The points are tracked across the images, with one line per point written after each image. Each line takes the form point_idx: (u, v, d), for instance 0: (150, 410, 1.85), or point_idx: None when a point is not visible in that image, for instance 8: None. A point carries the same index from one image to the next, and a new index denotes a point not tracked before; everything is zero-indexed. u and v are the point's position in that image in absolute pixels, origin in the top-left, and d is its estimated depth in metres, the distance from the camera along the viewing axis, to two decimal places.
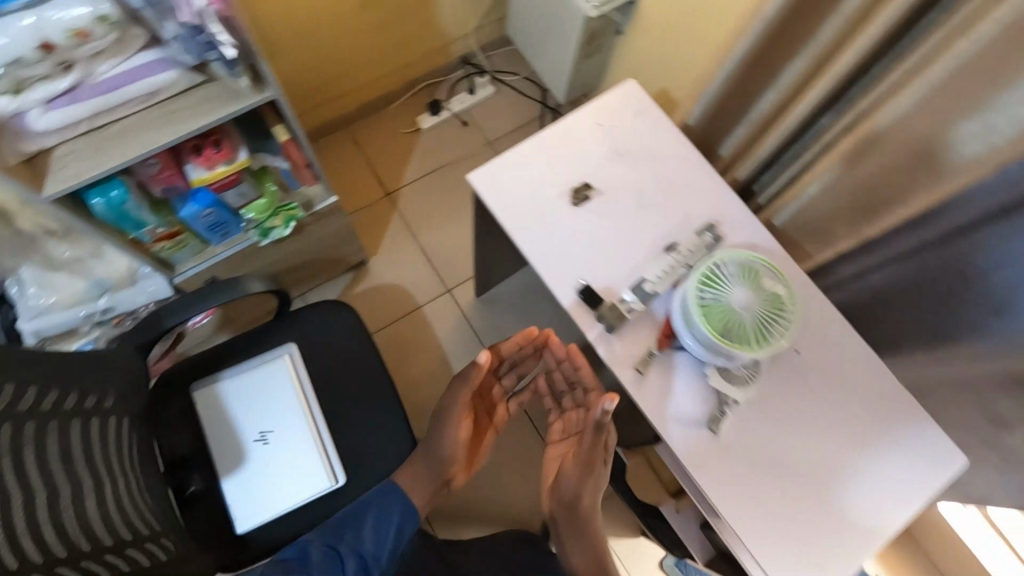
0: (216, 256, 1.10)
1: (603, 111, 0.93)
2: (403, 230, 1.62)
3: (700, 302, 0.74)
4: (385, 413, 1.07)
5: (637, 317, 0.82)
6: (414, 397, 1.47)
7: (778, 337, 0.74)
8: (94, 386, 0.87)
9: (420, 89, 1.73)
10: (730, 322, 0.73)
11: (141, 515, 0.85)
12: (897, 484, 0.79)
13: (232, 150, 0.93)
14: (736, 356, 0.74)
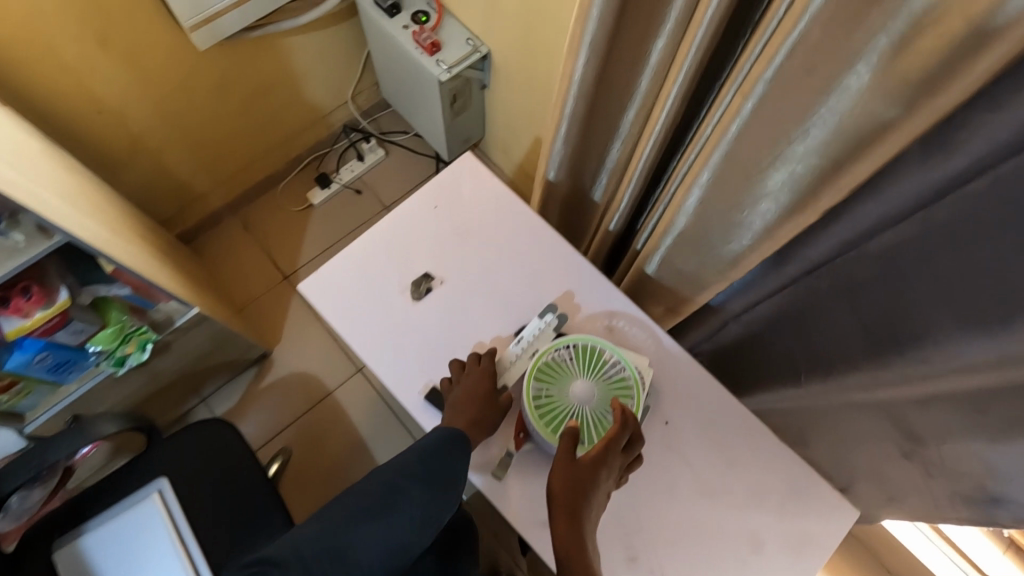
0: (72, 394, 1.03)
1: (439, 192, 0.89)
2: (307, 312, 1.56)
3: (537, 396, 0.69)
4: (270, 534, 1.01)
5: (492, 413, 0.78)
6: (335, 489, 1.40)
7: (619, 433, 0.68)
8: None
9: (307, 165, 1.68)
10: (568, 417, 0.69)
11: None
12: (786, 548, 0.75)
13: (49, 294, 0.86)
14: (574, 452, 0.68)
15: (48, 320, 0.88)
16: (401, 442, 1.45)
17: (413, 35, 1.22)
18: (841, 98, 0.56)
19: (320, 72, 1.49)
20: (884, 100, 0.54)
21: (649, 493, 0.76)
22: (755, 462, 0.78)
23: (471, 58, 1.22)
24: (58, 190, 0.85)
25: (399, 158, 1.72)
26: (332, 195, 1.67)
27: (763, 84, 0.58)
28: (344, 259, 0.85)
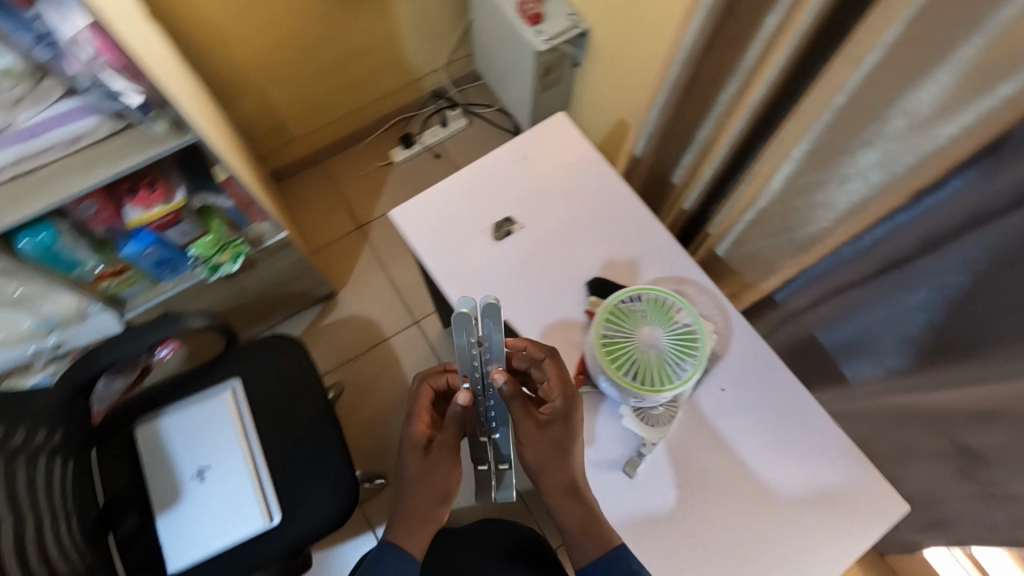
0: (167, 292, 1.13)
1: (531, 144, 0.93)
2: (374, 261, 1.64)
3: (604, 337, 0.72)
4: (321, 447, 1.06)
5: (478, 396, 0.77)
6: (379, 431, 1.47)
7: (682, 379, 0.70)
8: (26, 422, 0.88)
9: (393, 124, 1.76)
10: (633, 361, 0.71)
11: (64, 551, 0.85)
12: (829, 522, 0.75)
13: (167, 191, 0.96)
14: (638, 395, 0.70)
15: (163, 215, 0.98)
16: None
17: (518, 4, 1.28)
18: (953, 73, 0.56)
19: (422, 37, 1.56)
20: (999, 75, 0.53)
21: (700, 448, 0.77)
22: (807, 436, 0.78)
23: (570, 33, 1.26)
24: (190, 99, 0.94)
25: (480, 130, 1.78)
26: (412, 155, 1.74)
27: (876, 53, 0.59)
28: (433, 192, 0.90)
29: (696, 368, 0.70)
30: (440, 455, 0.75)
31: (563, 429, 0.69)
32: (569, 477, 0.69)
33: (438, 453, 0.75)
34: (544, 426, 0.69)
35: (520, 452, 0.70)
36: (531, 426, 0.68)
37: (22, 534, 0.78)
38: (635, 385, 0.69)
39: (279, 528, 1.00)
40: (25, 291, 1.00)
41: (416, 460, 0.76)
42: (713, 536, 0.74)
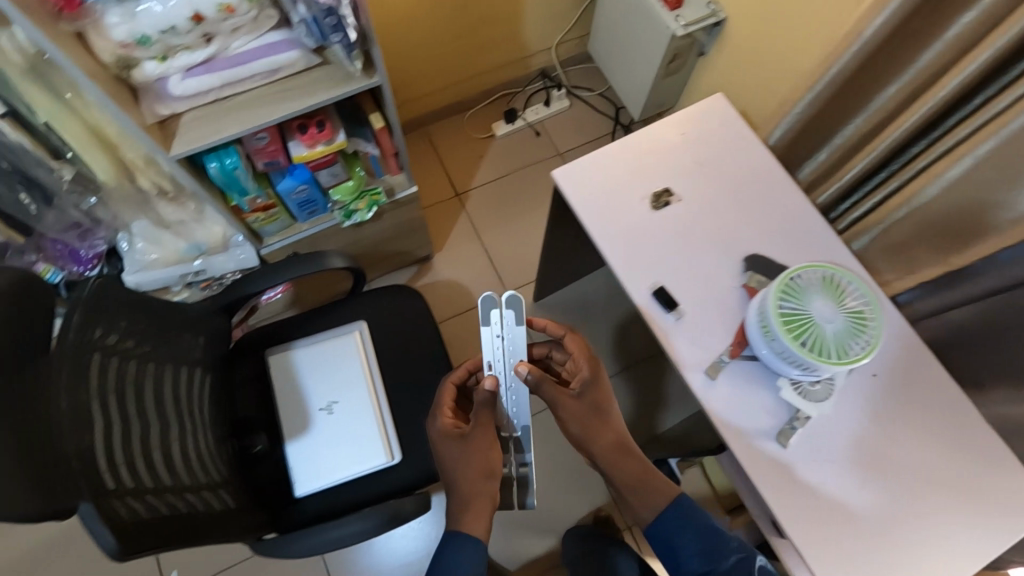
0: (302, 233, 1.17)
1: (690, 121, 0.95)
2: (469, 229, 1.67)
3: (781, 308, 0.73)
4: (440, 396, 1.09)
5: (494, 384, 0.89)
6: None
7: (860, 354, 0.71)
8: (180, 336, 0.92)
9: (497, 98, 1.78)
10: (811, 333, 0.72)
11: (207, 461, 0.89)
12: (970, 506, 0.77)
13: (332, 132, 0.99)
14: (812, 366, 0.72)
15: (323, 155, 1.02)
16: None
17: None
18: None
19: (543, 13, 1.58)
20: None
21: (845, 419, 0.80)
22: (949, 423, 0.80)
23: (708, 21, 1.27)
24: None
25: (581, 112, 1.80)
26: (513, 130, 1.77)
27: None
28: (594, 157, 0.93)
29: (874, 345, 0.72)
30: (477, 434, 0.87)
31: (597, 399, 0.88)
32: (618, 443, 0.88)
33: (474, 436, 0.86)
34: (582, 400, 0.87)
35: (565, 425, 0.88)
36: (573, 401, 0.86)
37: (168, 441, 0.82)
38: (815, 357, 0.71)
39: (399, 467, 1.04)
40: (183, 213, 1.04)
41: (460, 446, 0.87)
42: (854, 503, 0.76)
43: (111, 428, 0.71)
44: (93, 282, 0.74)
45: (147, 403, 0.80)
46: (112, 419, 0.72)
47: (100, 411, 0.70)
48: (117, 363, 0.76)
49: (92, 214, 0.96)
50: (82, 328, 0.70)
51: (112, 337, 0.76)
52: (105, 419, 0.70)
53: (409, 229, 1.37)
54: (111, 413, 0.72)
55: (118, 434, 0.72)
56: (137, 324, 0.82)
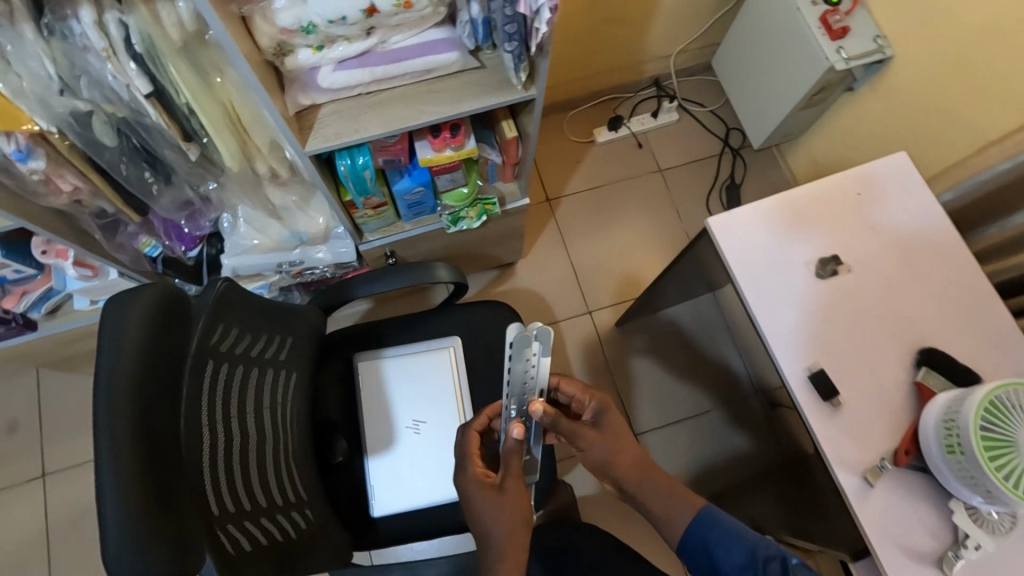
0: (404, 232, 1.09)
1: (867, 181, 0.85)
2: (556, 237, 1.59)
3: (980, 429, 0.64)
4: None
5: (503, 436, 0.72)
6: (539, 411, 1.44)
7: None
8: (286, 336, 0.87)
9: (603, 101, 1.68)
10: (1014, 465, 0.63)
11: (297, 474, 0.84)
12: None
13: (463, 138, 0.91)
14: (1005, 501, 0.63)
15: (449, 161, 0.94)
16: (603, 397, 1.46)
17: (823, 14, 1.17)
18: None
19: (676, 19, 1.47)
20: None
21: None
22: None
23: (873, 57, 1.15)
24: None
25: (689, 128, 1.68)
26: (615, 138, 1.66)
27: None
28: (754, 209, 0.83)
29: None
30: (515, 485, 0.73)
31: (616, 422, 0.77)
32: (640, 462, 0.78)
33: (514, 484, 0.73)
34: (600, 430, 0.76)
35: (586, 458, 0.77)
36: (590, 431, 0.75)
37: (265, 454, 0.77)
38: (1015, 493, 0.62)
39: None
40: (291, 200, 0.97)
41: (497, 502, 0.73)
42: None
43: (218, 442, 0.66)
44: (213, 283, 0.68)
45: (249, 412, 0.75)
46: (220, 434, 0.66)
47: (211, 427, 0.64)
48: (228, 370, 0.70)
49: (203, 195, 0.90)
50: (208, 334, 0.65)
51: (228, 343, 0.70)
52: (214, 437, 0.65)
53: (506, 236, 1.29)
54: (220, 427, 0.67)
55: (224, 451, 0.67)
56: (252, 325, 0.77)
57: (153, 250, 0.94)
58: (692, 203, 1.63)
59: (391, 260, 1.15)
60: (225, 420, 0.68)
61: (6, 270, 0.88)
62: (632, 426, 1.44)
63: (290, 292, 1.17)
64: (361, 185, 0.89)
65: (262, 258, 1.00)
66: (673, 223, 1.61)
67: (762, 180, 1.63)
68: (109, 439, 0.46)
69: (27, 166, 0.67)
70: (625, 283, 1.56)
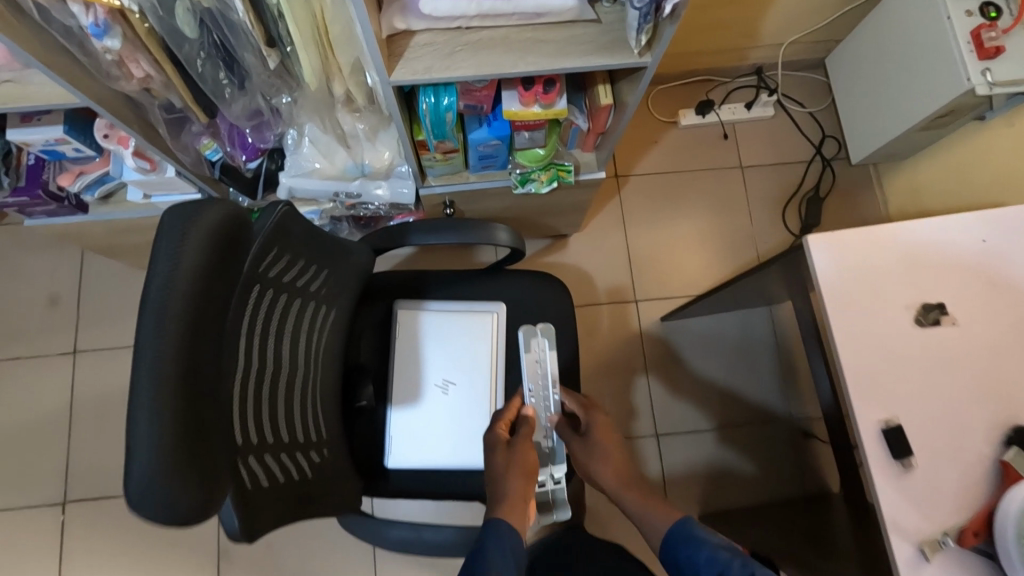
0: (468, 184, 1.03)
1: (994, 227, 0.75)
2: (617, 216, 1.51)
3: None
4: None
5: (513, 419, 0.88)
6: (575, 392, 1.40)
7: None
8: (335, 271, 0.84)
9: (696, 81, 1.55)
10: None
11: (320, 411, 0.82)
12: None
13: (555, 96, 0.84)
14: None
15: (535, 118, 0.87)
16: (634, 390, 1.41)
17: (977, 27, 1.04)
18: None
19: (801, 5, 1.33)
20: None
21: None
22: None
23: (1021, 87, 1.02)
24: None
25: (782, 127, 1.56)
26: (701, 124, 1.55)
27: None
28: (859, 234, 0.75)
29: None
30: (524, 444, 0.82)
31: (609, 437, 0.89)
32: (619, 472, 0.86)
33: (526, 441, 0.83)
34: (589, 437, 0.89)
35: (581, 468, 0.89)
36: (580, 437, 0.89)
37: (294, 388, 0.74)
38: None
39: None
40: (360, 128, 0.91)
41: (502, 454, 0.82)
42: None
43: (252, 369, 0.63)
44: (272, 207, 0.64)
45: (286, 343, 0.72)
46: (255, 361, 0.64)
47: (246, 354, 0.61)
48: (272, 296, 0.67)
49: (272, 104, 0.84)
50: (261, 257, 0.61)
51: (275, 271, 0.67)
52: (249, 364, 0.62)
53: (570, 208, 1.22)
54: (256, 355, 0.64)
55: (255, 381, 0.64)
56: (304, 256, 0.73)
57: (212, 154, 0.91)
58: (768, 208, 1.52)
59: (448, 211, 1.09)
60: (261, 347, 0.65)
61: (66, 148, 0.86)
62: (657, 425, 1.39)
63: (340, 223, 1.16)
64: (439, 127, 0.82)
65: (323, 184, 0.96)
66: (743, 226, 1.51)
67: (848, 197, 1.51)
68: (151, 361, 0.42)
69: (101, 44, 0.62)
70: (679, 278, 1.48)
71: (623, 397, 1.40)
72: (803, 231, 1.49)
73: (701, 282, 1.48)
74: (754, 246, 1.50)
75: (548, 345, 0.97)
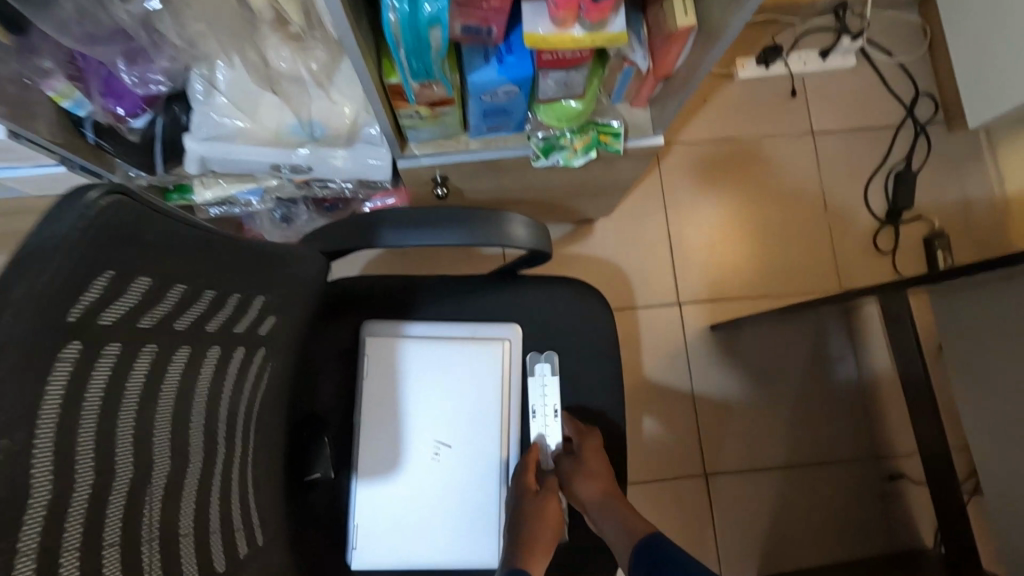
0: (468, 153, 0.72)
1: None
2: (656, 195, 1.19)
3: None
4: None
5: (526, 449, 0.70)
6: None
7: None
8: (270, 289, 0.51)
9: (758, 22, 1.22)
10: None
11: (239, 506, 0.52)
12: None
13: (608, 11, 0.52)
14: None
15: (577, 50, 0.55)
16: (679, 417, 1.12)
17: None
18: None
19: None
20: None
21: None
22: None
23: None
24: None
25: (864, 82, 1.23)
26: (763, 77, 1.22)
27: None
28: None
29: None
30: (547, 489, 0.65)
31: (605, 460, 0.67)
32: (605, 494, 0.65)
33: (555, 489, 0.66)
34: (581, 463, 0.67)
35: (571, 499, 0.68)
36: (571, 463, 0.67)
37: (185, 491, 0.44)
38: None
39: None
40: (304, 68, 0.61)
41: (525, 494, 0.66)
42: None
43: (73, 505, 0.32)
44: (85, 193, 0.30)
45: (163, 421, 0.41)
46: (78, 487, 0.32)
47: (43, 491, 0.29)
48: (117, 354, 0.35)
49: (135, 15, 0.55)
50: (64, 295, 0.29)
51: (118, 312, 0.34)
52: (54, 510, 0.30)
53: (604, 186, 0.90)
54: (79, 476, 0.32)
55: (79, 527, 0.33)
56: (198, 276, 0.40)
57: (74, 109, 0.64)
58: (845, 185, 1.21)
59: (440, 191, 0.78)
60: (95, 452, 0.34)
61: None
62: (704, 461, 1.11)
63: (294, 205, 0.84)
64: (420, 57, 0.51)
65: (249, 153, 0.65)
66: (813, 208, 1.20)
67: (947, 173, 1.19)
68: None
69: None
70: (733, 275, 1.17)
71: (662, 425, 1.11)
72: (890, 215, 1.18)
73: (761, 280, 1.18)
74: (827, 233, 1.19)
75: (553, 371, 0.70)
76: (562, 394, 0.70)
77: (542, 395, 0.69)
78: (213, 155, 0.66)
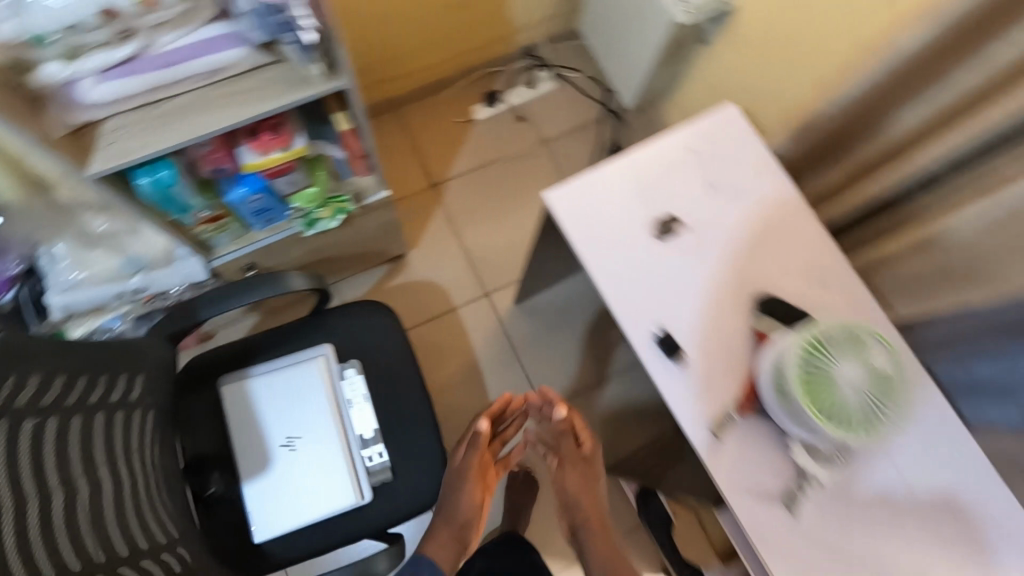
0: (257, 242, 1.03)
1: (697, 136, 0.85)
2: (445, 222, 1.55)
3: (803, 373, 0.66)
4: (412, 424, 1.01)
5: (361, 446, 0.98)
6: (455, 398, 1.42)
7: (886, 423, 0.66)
8: (125, 371, 0.81)
9: (477, 77, 1.63)
10: (834, 400, 0.65)
11: (150, 517, 0.77)
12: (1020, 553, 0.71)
13: (288, 137, 0.85)
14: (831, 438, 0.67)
15: (281, 163, 0.88)
16: (512, 378, 1.45)
17: None
18: None
19: None
20: None
21: (870, 463, 0.73)
22: (965, 490, 0.73)
23: (714, 7, 1.16)
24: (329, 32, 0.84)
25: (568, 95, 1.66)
26: (494, 114, 1.63)
27: None
28: (591, 176, 0.81)
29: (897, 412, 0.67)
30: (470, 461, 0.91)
31: (581, 476, 0.92)
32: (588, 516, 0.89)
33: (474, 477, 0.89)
34: (564, 470, 0.92)
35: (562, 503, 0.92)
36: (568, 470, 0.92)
37: (103, 503, 0.69)
38: (841, 432, 0.65)
39: (369, 505, 0.95)
40: (112, 224, 0.92)
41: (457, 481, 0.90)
42: (884, 563, 0.71)
43: (28, 503, 0.58)
44: None
45: (76, 460, 0.68)
46: (29, 492, 0.59)
47: (8, 490, 0.56)
48: (33, 422, 0.63)
49: None
50: None
51: (22, 399, 0.63)
52: (16, 498, 0.57)
53: (380, 230, 1.24)
54: (29, 485, 0.59)
55: (36, 513, 0.59)
56: (66, 371, 0.70)
57: None
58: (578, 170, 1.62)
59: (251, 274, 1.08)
60: (36, 476, 0.61)
61: None
62: None
63: None
64: (173, 200, 0.83)
65: (94, 291, 0.94)
66: None
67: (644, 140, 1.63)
68: None
69: None
70: (520, 260, 1.54)
71: (502, 387, 1.44)
72: None
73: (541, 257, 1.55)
74: None
75: (356, 371, 1.01)
76: (366, 385, 1.01)
77: (354, 389, 1.00)
78: (69, 300, 0.93)
